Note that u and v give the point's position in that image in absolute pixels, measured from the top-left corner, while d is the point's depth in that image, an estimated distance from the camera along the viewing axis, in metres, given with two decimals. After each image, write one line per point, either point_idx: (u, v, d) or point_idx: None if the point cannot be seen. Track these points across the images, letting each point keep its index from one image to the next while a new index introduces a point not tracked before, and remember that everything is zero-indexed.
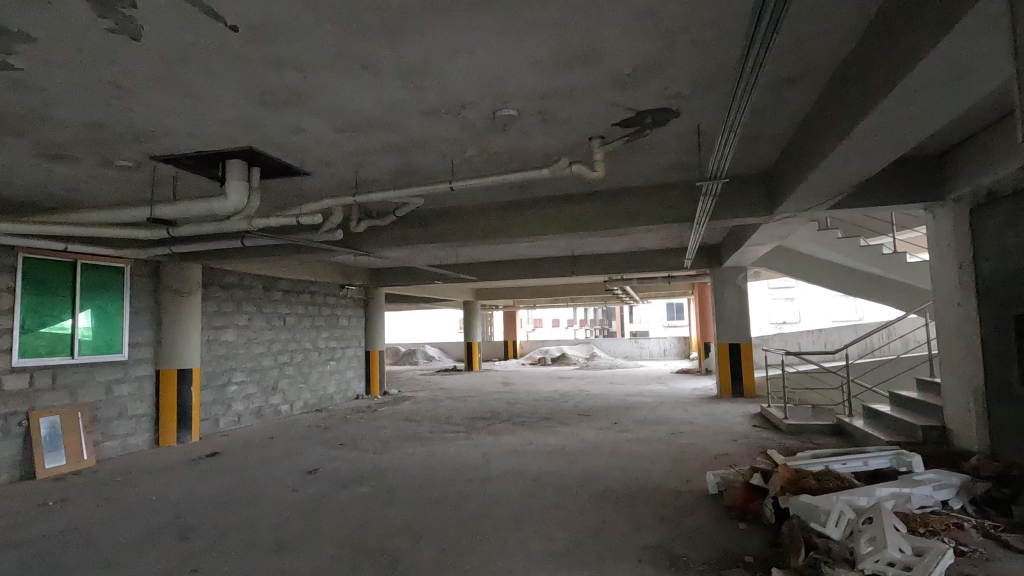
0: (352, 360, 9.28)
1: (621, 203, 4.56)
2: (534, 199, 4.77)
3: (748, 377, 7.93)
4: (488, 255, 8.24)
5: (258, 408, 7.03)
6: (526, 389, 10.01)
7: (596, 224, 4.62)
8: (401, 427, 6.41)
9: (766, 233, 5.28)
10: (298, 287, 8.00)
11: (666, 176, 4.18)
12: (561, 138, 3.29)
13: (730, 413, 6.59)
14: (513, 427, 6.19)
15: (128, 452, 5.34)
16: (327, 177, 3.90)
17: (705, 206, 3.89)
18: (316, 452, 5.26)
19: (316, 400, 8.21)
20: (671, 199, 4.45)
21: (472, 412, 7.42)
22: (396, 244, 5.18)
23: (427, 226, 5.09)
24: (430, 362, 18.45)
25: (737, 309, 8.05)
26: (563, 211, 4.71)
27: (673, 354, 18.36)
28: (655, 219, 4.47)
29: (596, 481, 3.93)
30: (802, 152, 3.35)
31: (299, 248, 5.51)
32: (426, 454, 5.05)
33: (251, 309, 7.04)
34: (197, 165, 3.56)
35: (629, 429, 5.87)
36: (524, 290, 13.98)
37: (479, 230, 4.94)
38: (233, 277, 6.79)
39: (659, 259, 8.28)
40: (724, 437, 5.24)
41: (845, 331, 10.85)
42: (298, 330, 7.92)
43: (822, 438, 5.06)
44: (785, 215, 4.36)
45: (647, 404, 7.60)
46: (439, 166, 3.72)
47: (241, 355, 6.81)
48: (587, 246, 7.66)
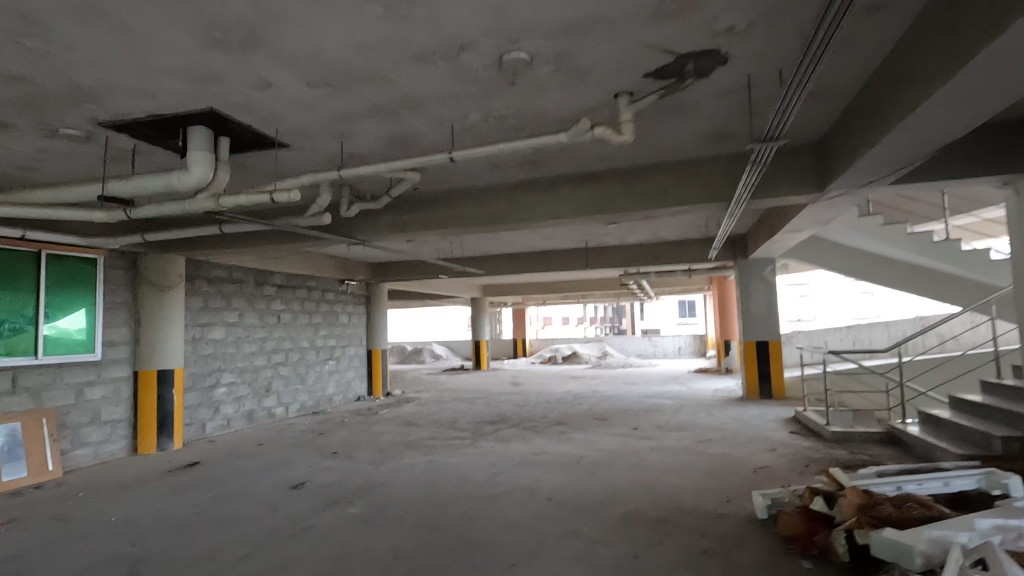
0: (353, 360, 8.78)
1: (646, 181, 4.01)
2: (547, 178, 4.23)
3: (776, 378, 7.33)
4: (495, 246, 7.70)
5: (249, 411, 6.54)
6: (536, 390, 9.46)
7: (618, 205, 4.07)
8: (402, 433, 5.89)
9: (807, 217, 4.69)
10: (294, 283, 7.50)
11: (700, 147, 3.63)
12: (580, 96, 2.76)
13: (761, 418, 6.01)
14: (524, 434, 5.65)
15: (102, 461, 4.87)
16: (309, 151, 3.38)
17: (750, 180, 3.33)
18: (306, 462, 4.75)
19: (313, 402, 7.72)
20: (704, 176, 3.89)
21: (478, 415, 6.90)
22: (393, 231, 4.66)
23: (428, 210, 4.56)
24: (437, 361, 17.95)
25: (765, 304, 7.45)
26: (579, 191, 4.17)
27: (688, 353, 17.73)
28: (686, 199, 3.92)
29: (621, 501, 3.38)
30: (874, 111, 2.79)
31: (288, 236, 5.00)
32: (428, 465, 4.53)
33: (242, 305, 6.55)
34: (156, 133, 3.05)
35: (652, 436, 5.31)
36: (533, 286, 13.43)
37: (485, 214, 4.40)
38: (222, 271, 6.31)
39: (680, 250, 7.70)
40: (760, 447, 4.67)
41: (876, 329, 10.22)
42: (293, 328, 7.43)
43: (873, 448, 4.47)
44: (837, 194, 3.79)
45: (667, 406, 7.03)
46: (437, 135, 3.19)
47: (231, 355, 6.33)
48: (604, 236, 7.09)
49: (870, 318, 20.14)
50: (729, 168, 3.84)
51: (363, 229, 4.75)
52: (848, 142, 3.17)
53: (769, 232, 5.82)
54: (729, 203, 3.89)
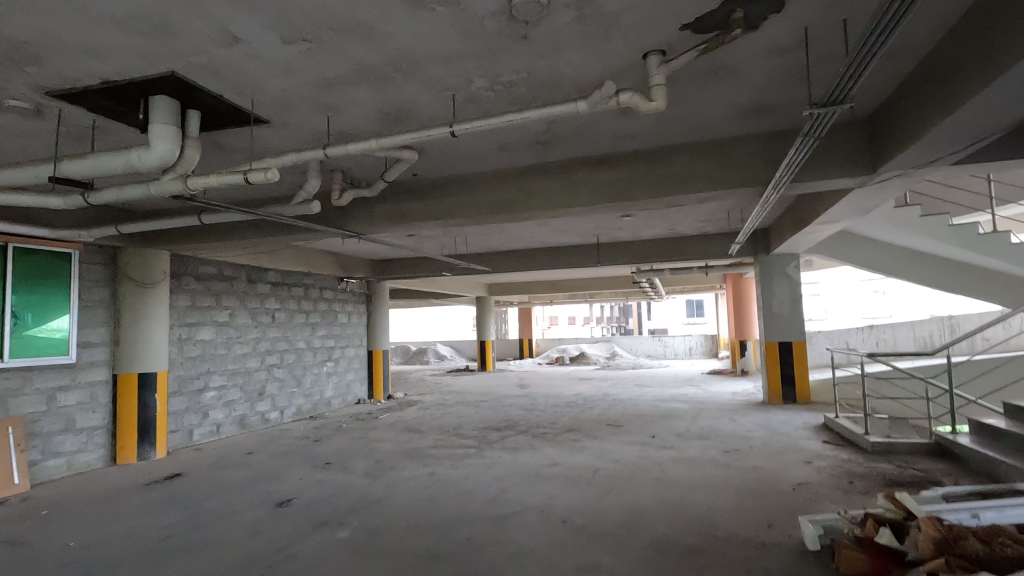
0: (352, 361, 8.39)
1: (671, 164, 3.59)
2: (560, 162, 3.82)
3: (801, 381, 6.88)
4: (502, 241, 7.28)
5: (241, 416, 6.17)
6: (545, 393, 9.03)
7: (640, 191, 3.65)
8: (402, 441, 5.49)
9: (845, 205, 4.26)
10: (290, 280, 7.12)
11: (734, 122, 3.20)
12: (604, 55, 2.34)
13: (789, 426, 5.56)
14: (534, 442, 5.23)
15: (76, 473, 4.50)
16: (291, 127, 2.98)
17: (796, 158, 2.91)
18: (296, 474, 4.35)
19: (310, 406, 7.33)
20: (738, 157, 3.47)
21: (484, 421, 6.48)
22: (390, 222, 4.25)
23: (428, 199, 4.15)
24: (442, 361, 17.55)
25: (788, 303, 6.99)
26: (596, 176, 3.76)
27: (700, 354, 17.24)
28: (715, 183, 3.50)
29: (648, 527, 2.95)
30: (951, 73, 2.36)
31: (277, 228, 4.61)
32: (428, 479, 4.12)
33: (233, 304, 6.18)
34: (114, 105, 2.66)
35: (673, 445, 4.88)
36: (540, 285, 12.99)
37: (491, 203, 4.00)
38: (211, 268, 5.93)
39: (698, 246, 7.26)
40: (794, 459, 4.23)
41: (900, 329, 9.73)
42: (289, 328, 7.05)
43: (921, 461, 4.03)
44: (889, 177, 3.36)
45: (685, 411, 6.58)
46: (436, 107, 2.79)
47: (221, 356, 5.95)
48: (617, 229, 6.66)
49: (885, 317, 19.60)
50: (766, 147, 3.42)
51: (358, 220, 4.35)
52: (911, 113, 2.75)
53: (797, 225, 5.39)
54: (766, 188, 3.47)
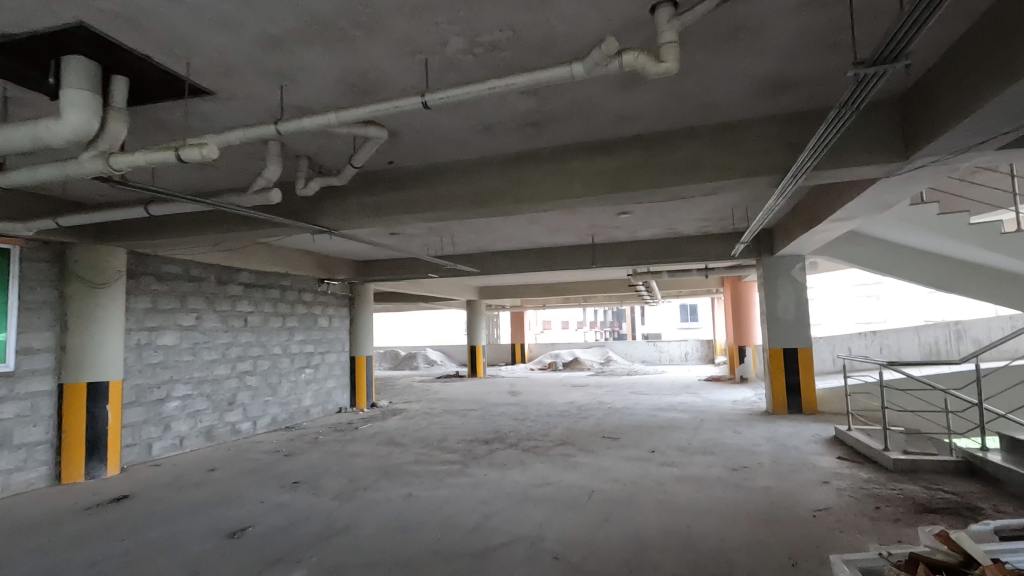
0: (333, 368, 7.94)
1: (677, 150, 3.20)
2: (552, 148, 3.42)
3: (806, 389, 6.51)
4: (491, 241, 6.88)
5: (208, 428, 5.71)
6: (538, 401, 8.62)
7: (642, 180, 3.25)
8: (381, 456, 5.07)
9: (864, 200, 3.88)
10: (265, 281, 6.67)
11: (750, 100, 2.82)
12: (604, 6, 1.95)
13: (798, 439, 5.17)
14: (524, 458, 4.81)
15: (13, 493, 4.04)
16: (239, 99, 2.56)
17: (824, 138, 2.52)
18: (258, 496, 3.91)
19: (286, 416, 6.87)
20: (752, 142, 3.08)
21: (471, 433, 6.06)
22: (363, 215, 3.83)
23: (406, 190, 3.74)
24: (432, 367, 17.09)
25: (793, 306, 6.62)
26: (593, 163, 3.36)
27: (696, 359, 16.89)
28: (727, 171, 3.12)
29: (653, 566, 2.55)
30: (1014, 34, 1.98)
31: (240, 223, 4.17)
32: (405, 502, 3.69)
33: (200, 306, 5.72)
34: (22, 69, 2.23)
35: (675, 462, 4.47)
36: (532, 288, 12.58)
37: (475, 194, 3.59)
38: (176, 267, 5.48)
39: (698, 247, 6.89)
40: (810, 479, 3.84)
41: (904, 335, 9.41)
42: (264, 332, 6.60)
43: (949, 481, 3.65)
44: (922, 165, 2.99)
45: (685, 422, 6.19)
46: (407, 75, 2.38)
47: (185, 364, 5.49)
48: (613, 228, 6.27)
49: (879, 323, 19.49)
50: (784, 131, 3.03)
51: (328, 213, 3.92)
52: (957, 86, 2.37)
53: (807, 223, 5.02)
54: (784, 177, 3.09)
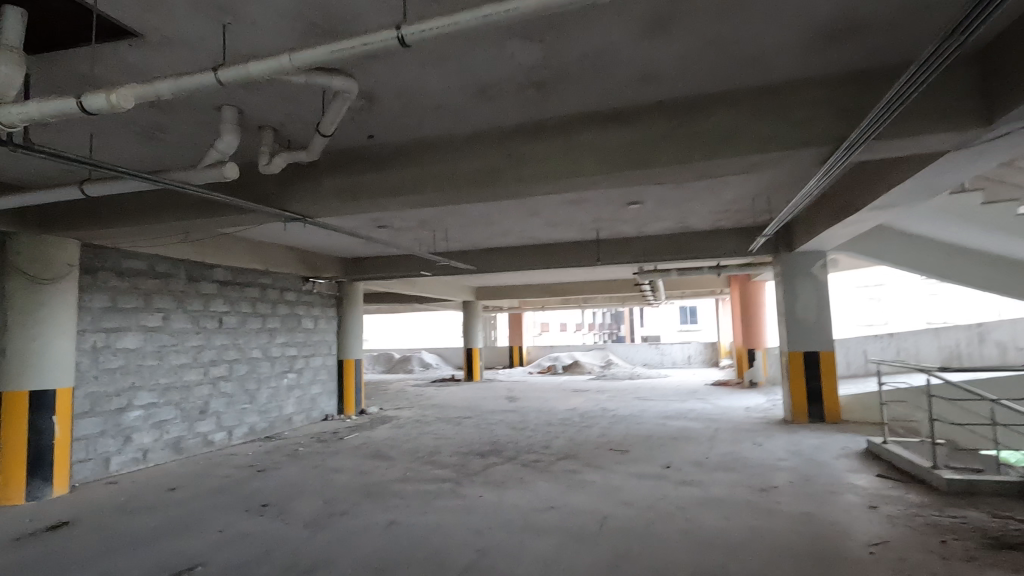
0: (319, 372, 7.42)
1: (707, 119, 2.70)
2: (558, 119, 2.91)
3: (828, 396, 6.02)
4: (488, 236, 6.39)
5: (175, 440, 5.18)
6: (537, 408, 8.10)
7: (665, 155, 2.77)
8: (364, 472, 4.55)
9: (914, 184, 3.40)
10: (242, 279, 6.15)
11: (800, 54, 2.33)
12: None
13: (826, 453, 4.68)
14: (524, 475, 4.30)
15: None
16: (173, 45, 2.06)
17: (901, 93, 2.03)
18: (218, 524, 3.38)
19: (265, 425, 6.35)
20: (797, 109, 2.59)
21: (465, 444, 5.55)
22: (340, 199, 3.32)
23: (388, 169, 3.23)
24: (427, 370, 16.57)
25: (814, 307, 6.13)
26: (606, 136, 2.86)
27: (699, 362, 16.43)
28: (766, 144, 2.64)
29: None
30: None
31: (201, 209, 3.65)
32: (387, 531, 3.18)
33: (168, 305, 5.21)
34: None
35: (694, 481, 3.97)
36: (532, 288, 12.10)
37: (468, 174, 3.10)
38: (140, 262, 4.96)
39: (710, 243, 6.42)
40: (854, 505, 3.34)
41: (923, 337, 8.93)
42: (241, 334, 6.08)
43: (1016, 506, 3.16)
44: (1003, 135, 2.51)
45: (698, 432, 5.68)
46: (381, 7, 1.89)
47: (150, 369, 4.97)
48: (620, 222, 5.77)
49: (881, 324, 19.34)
50: (836, 95, 2.54)
51: (299, 197, 3.41)
52: None
53: (838, 215, 4.54)
54: (837, 149, 2.60)
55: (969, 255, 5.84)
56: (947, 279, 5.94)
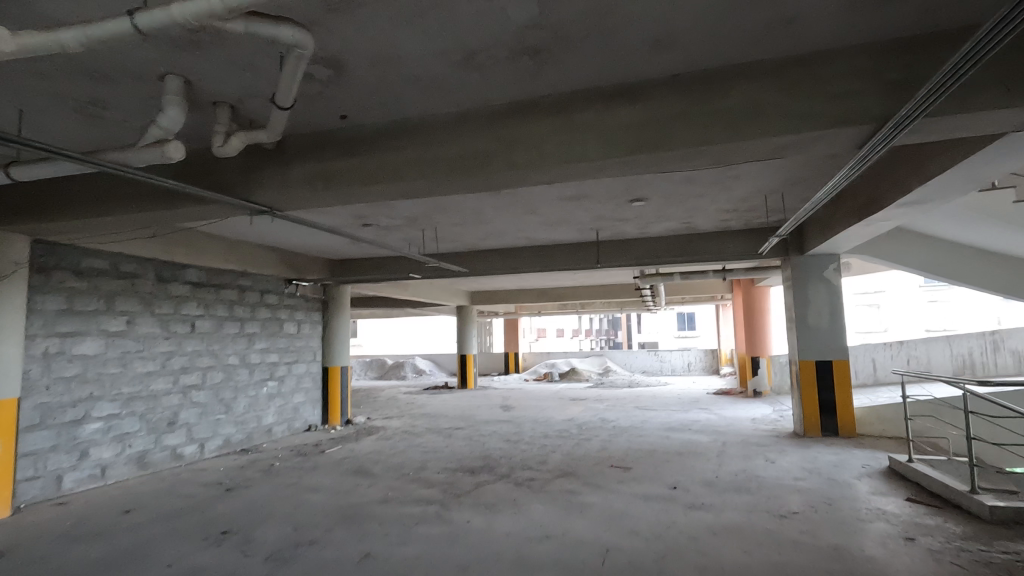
0: (302, 380, 7.02)
1: (728, 94, 2.35)
2: (556, 96, 2.55)
3: (843, 409, 5.66)
4: (481, 237, 6.02)
5: (139, 454, 4.77)
6: (533, 418, 7.70)
7: (677, 137, 2.41)
8: (342, 491, 4.15)
9: (952, 176, 3.05)
10: (218, 281, 5.75)
11: (842, 14, 1.98)
12: None
13: (847, 472, 4.30)
14: (517, 497, 3.91)
15: None
16: None
17: (972, 52, 1.67)
18: (169, 556, 2.98)
19: (242, 437, 5.94)
20: (834, 82, 2.24)
21: (455, 459, 5.16)
22: (310, 187, 2.94)
23: (363, 155, 2.86)
24: (420, 377, 16.13)
25: (827, 313, 5.78)
26: (611, 115, 2.50)
27: (699, 369, 16.07)
28: (797, 123, 2.28)
29: None
30: None
31: (156, 200, 3.26)
32: (359, 565, 2.79)
33: (133, 308, 4.81)
34: None
35: (706, 505, 3.58)
36: (528, 293, 11.73)
37: (454, 159, 2.73)
38: (102, 261, 4.56)
39: (716, 245, 6.06)
40: (888, 535, 2.96)
41: (934, 345, 8.59)
42: (216, 340, 5.68)
43: None
44: None
45: (705, 447, 5.30)
46: None
47: (112, 378, 4.57)
48: (622, 221, 5.41)
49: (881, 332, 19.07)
50: (878, 67, 2.19)
51: (265, 188, 3.03)
52: None
53: (859, 212, 4.19)
54: (881, 129, 2.24)
55: (991, 258, 5.51)
56: (968, 284, 5.61)
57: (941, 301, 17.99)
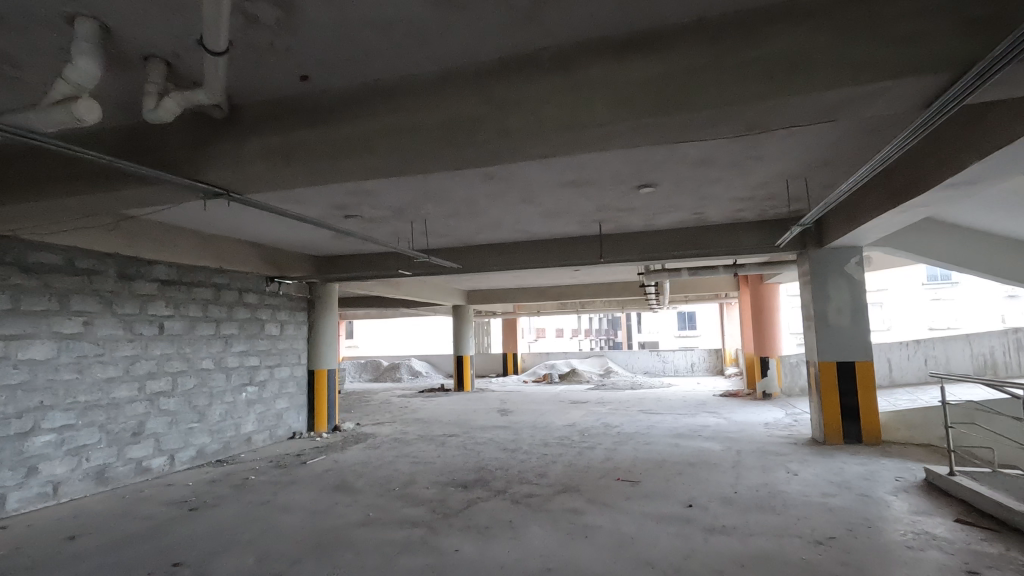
0: (286, 385, 6.58)
1: (767, 41, 1.92)
2: (557, 50, 2.12)
3: (867, 414, 5.23)
4: (475, 230, 5.59)
5: (98, 469, 4.33)
6: (532, 423, 7.27)
7: (706, 93, 1.98)
8: (317, 512, 3.71)
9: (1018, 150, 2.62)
10: (189, 278, 5.32)
11: None
12: None
13: (880, 486, 3.87)
14: (513, 518, 3.48)
15: None
16: None
17: None
18: None
19: (218, 447, 5.50)
20: (900, 23, 1.82)
21: (447, 472, 4.72)
22: (268, 164, 2.50)
23: (329, 125, 2.42)
24: (416, 379, 15.69)
25: (848, 311, 5.35)
26: (623, 70, 2.07)
27: (703, 370, 15.65)
28: (856, 73, 1.85)
29: None
30: None
31: (92, 183, 2.81)
32: None
33: (92, 308, 4.37)
34: None
35: (728, 529, 3.14)
36: (527, 292, 11.31)
37: (435, 127, 2.29)
38: (55, 256, 4.12)
39: (728, 238, 5.64)
40: (948, 569, 2.52)
41: (953, 344, 8.19)
42: (187, 342, 5.25)
43: None
44: None
45: (719, 457, 4.86)
46: None
47: (66, 385, 4.13)
48: (627, 212, 4.98)
49: (885, 330, 18.76)
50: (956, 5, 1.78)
51: (216, 166, 2.59)
52: None
53: (893, 198, 3.76)
54: (959, 80, 1.82)
55: None
56: (1000, 277, 5.21)
57: (946, 299, 17.67)
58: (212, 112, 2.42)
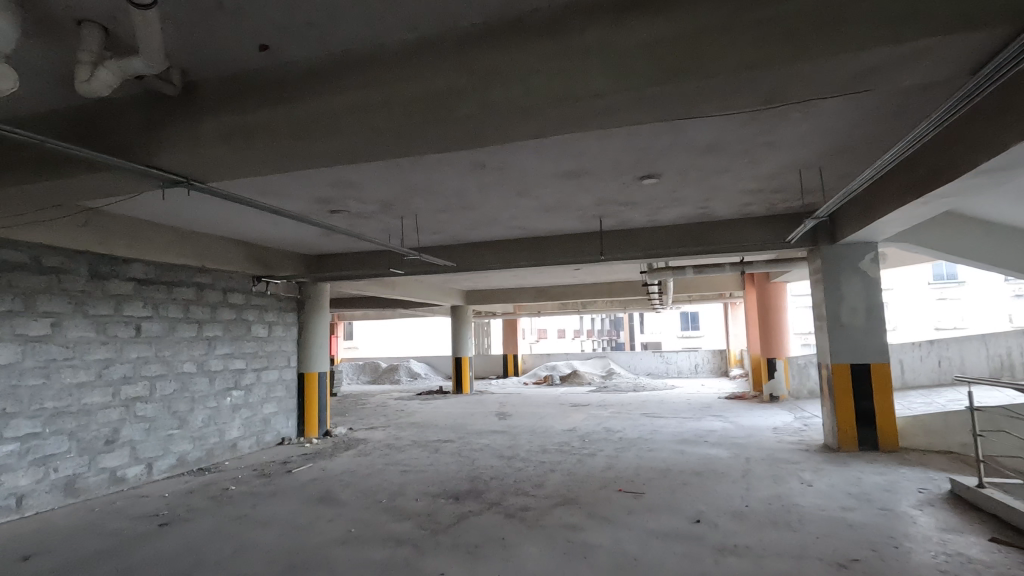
0: (274, 389, 6.32)
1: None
2: (549, 12, 1.86)
3: (884, 420, 4.94)
4: (469, 226, 5.33)
5: (67, 480, 4.07)
6: (530, 428, 7.00)
7: (720, 57, 1.71)
8: (295, 527, 3.45)
9: None
10: (169, 278, 5.07)
11: None
12: None
13: (903, 499, 3.58)
14: (506, 535, 3.21)
15: None
16: None
17: None
18: None
19: (200, 454, 5.24)
20: None
21: (439, 481, 4.46)
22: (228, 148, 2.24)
23: (294, 101, 2.15)
24: (415, 381, 15.44)
25: (863, 310, 5.07)
26: (624, 33, 1.80)
27: (706, 371, 15.36)
28: (897, 32, 1.58)
29: None
30: None
31: (38, 171, 2.55)
32: None
33: (61, 309, 4.12)
34: None
35: (740, 549, 2.86)
36: (527, 292, 11.03)
37: (412, 102, 2.03)
38: (19, 254, 3.87)
39: (736, 234, 5.36)
40: None
41: (968, 344, 7.90)
42: (167, 345, 4.99)
43: None
44: None
45: (727, 466, 4.58)
46: None
47: (31, 392, 3.88)
48: (629, 206, 4.70)
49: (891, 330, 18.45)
50: None
51: (171, 151, 2.33)
52: None
53: (916, 188, 3.48)
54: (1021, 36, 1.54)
55: None
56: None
57: (952, 299, 17.37)
58: (163, 88, 2.17)
